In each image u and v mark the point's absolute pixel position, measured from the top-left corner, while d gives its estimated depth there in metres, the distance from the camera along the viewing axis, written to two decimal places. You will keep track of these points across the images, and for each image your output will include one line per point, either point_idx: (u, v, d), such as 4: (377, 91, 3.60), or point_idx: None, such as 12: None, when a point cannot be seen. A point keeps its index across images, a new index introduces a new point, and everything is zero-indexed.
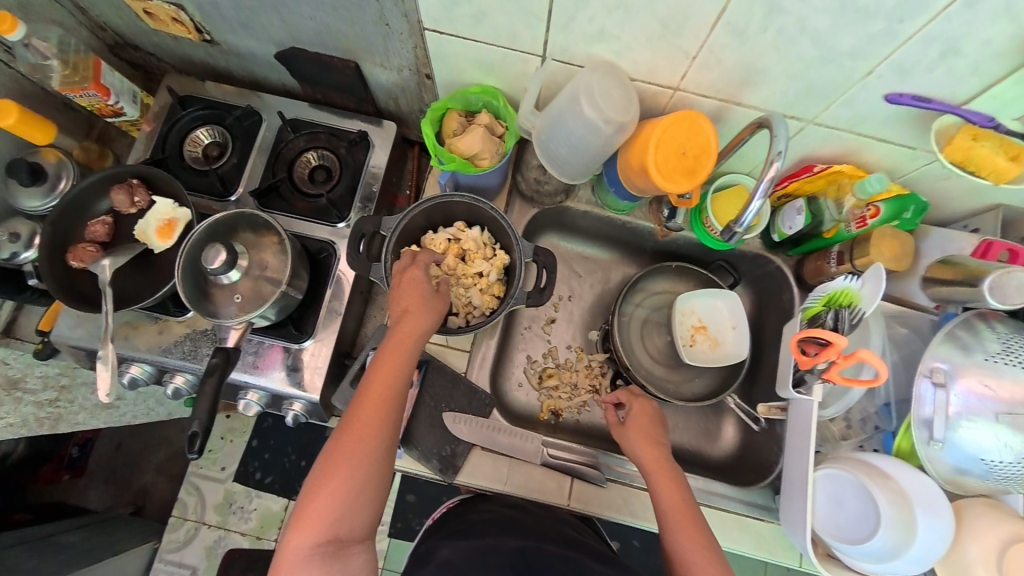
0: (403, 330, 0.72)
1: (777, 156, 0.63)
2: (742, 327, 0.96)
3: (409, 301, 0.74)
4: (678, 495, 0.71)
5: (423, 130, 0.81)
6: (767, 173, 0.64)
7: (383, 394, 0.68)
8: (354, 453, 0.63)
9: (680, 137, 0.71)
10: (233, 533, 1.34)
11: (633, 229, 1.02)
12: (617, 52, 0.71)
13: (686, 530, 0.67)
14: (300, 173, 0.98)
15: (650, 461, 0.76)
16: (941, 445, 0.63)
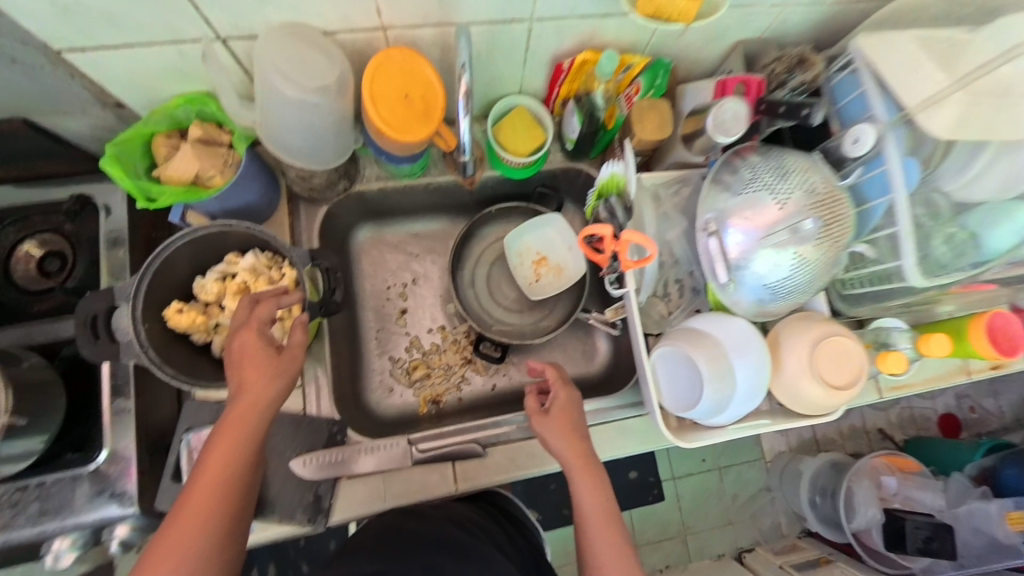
0: (240, 407, 0.59)
1: (463, 69, 0.60)
2: (577, 244, 0.96)
3: (247, 371, 0.60)
4: (597, 489, 0.68)
5: (111, 171, 0.65)
6: (462, 88, 0.61)
7: (225, 475, 0.57)
8: (170, 560, 0.53)
9: (396, 82, 0.63)
10: None
11: (440, 189, 0.95)
12: (287, 9, 0.60)
13: (602, 527, 0.66)
14: (23, 271, 0.79)
15: (572, 455, 0.70)
16: (734, 285, 0.65)
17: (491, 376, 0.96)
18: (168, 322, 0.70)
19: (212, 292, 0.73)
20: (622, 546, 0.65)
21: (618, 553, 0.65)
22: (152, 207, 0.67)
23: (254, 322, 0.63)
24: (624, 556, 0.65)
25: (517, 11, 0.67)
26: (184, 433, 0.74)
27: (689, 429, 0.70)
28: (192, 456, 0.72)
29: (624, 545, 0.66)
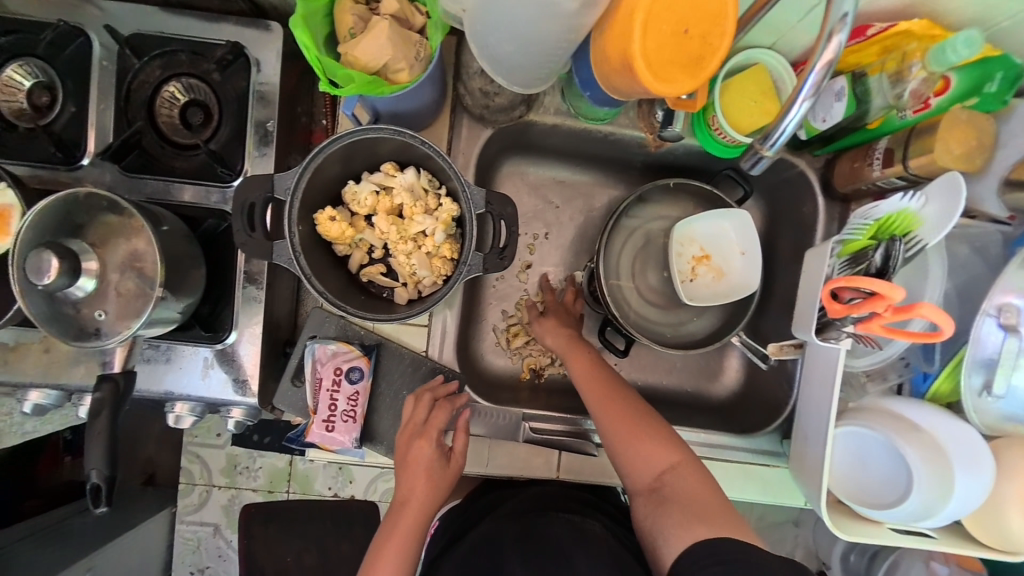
0: (407, 520, 0.65)
1: (841, 24, 0.42)
2: (752, 252, 0.79)
3: (412, 493, 0.67)
4: (593, 368, 0.72)
5: (298, 35, 0.54)
6: (824, 54, 0.43)
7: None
8: None
9: (680, 8, 0.47)
10: (245, 490, 1.35)
11: (617, 141, 0.79)
12: None
13: (605, 398, 0.69)
14: (166, 116, 0.72)
15: (567, 343, 0.76)
16: (997, 396, 0.56)
17: (601, 360, 0.86)
18: (320, 226, 0.65)
19: (365, 204, 0.66)
20: (638, 421, 0.67)
21: (643, 434, 0.66)
22: (334, 93, 0.56)
23: (415, 428, 0.69)
24: (644, 430, 0.66)
25: None
26: (310, 341, 0.71)
27: (848, 518, 0.60)
28: (314, 366, 0.70)
29: (646, 422, 0.67)
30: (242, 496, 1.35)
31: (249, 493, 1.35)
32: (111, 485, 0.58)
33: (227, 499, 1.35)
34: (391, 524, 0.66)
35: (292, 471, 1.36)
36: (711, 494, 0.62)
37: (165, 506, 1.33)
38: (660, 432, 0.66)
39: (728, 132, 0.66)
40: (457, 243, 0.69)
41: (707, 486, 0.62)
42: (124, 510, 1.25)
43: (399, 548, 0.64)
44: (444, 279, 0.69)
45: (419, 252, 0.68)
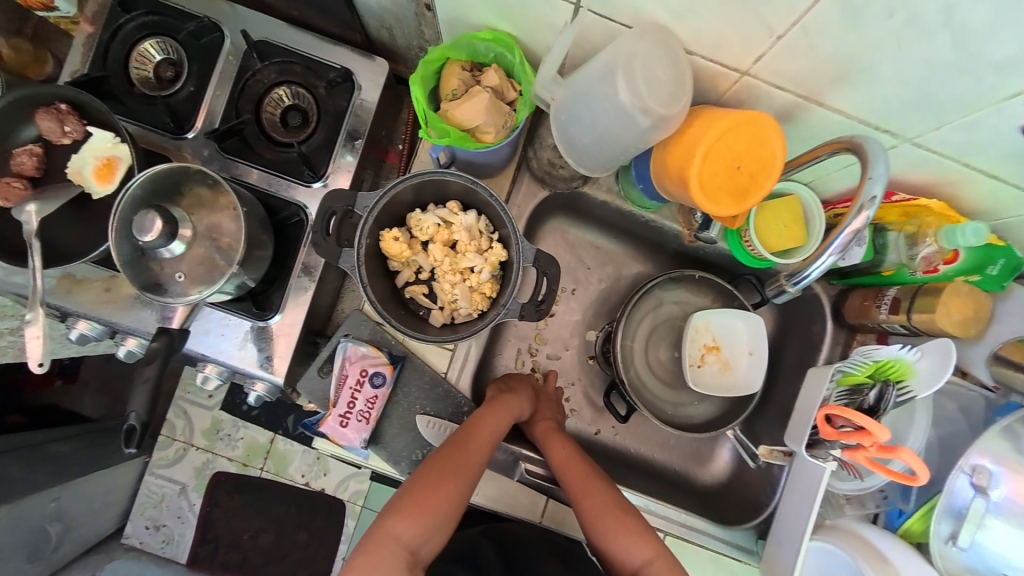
0: (508, 400, 0.77)
1: (869, 203, 0.49)
2: (760, 353, 0.85)
3: (486, 425, 0.73)
4: (570, 456, 0.76)
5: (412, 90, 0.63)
6: (853, 224, 0.51)
7: (449, 483, 0.69)
8: (445, 490, 0.68)
9: (737, 146, 0.54)
10: (221, 457, 1.38)
11: (656, 228, 0.86)
12: (676, 13, 0.51)
13: (583, 487, 0.73)
14: (270, 114, 0.80)
15: (552, 427, 0.80)
16: (961, 548, 0.59)
17: (599, 420, 0.91)
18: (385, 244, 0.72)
19: (426, 232, 0.74)
20: (605, 515, 0.71)
21: (620, 527, 0.71)
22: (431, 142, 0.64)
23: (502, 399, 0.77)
24: (623, 524, 0.71)
25: (904, 125, 0.54)
26: (343, 338, 0.77)
27: None
28: (343, 363, 0.76)
29: (619, 515, 0.71)
30: (216, 462, 1.37)
31: (224, 461, 1.38)
32: None
33: (201, 461, 1.37)
34: (459, 437, 0.72)
35: (271, 448, 1.39)
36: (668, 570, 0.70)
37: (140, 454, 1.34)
38: (633, 520, 0.72)
39: (757, 246, 0.73)
40: (497, 285, 0.76)
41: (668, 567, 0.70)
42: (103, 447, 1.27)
43: (496, 419, 0.74)
44: (478, 314, 0.75)
45: (464, 285, 0.75)
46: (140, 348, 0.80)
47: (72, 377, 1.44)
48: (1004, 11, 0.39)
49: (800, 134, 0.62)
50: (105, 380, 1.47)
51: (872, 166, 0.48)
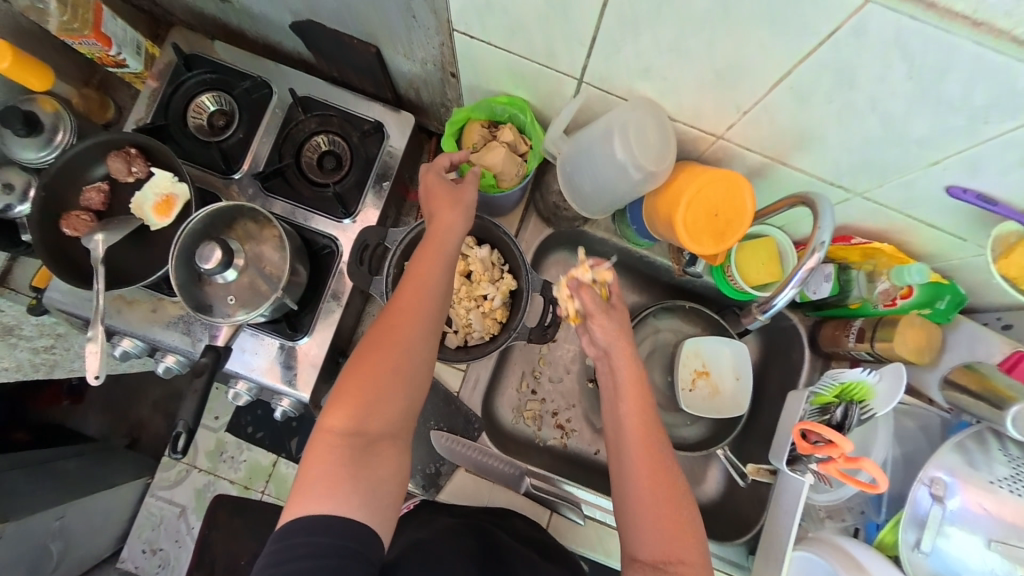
0: (435, 235, 0.70)
1: (820, 246, 0.56)
2: (745, 378, 0.94)
3: (411, 288, 0.68)
4: (659, 474, 0.62)
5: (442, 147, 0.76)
6: (808, 262, 0.58)
7: (373, 381, 0.63)
8: (382, 362, 0.64)
9: (715, 197, 0.64)
10: (222, 480, 1.33)
11: (650, 263, 0.96)
12: (662, 91, 0.62)
13: (653, 505, 0.60)
14: (309, 158, 0.91)
15: (655, 428, 0.65)
16: (925, 553, 0.65)
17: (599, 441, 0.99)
18: (423, 170, 0.74)
19: None
20: (658, 548, 0.59)
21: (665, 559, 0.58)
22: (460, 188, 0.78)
23: (434, 246, 0.70)
24: (675, 516, 0.60)
25: (853, 182, 0.65)
26: None
27: None
28: None
29: (677, 540, 0.59)
30: (217, 483, 1.33)
31: (224, 483, 1.33)
32: (189, 437, 0.70)
33: (202, 483, 1.33)
34: (375, 338, 0.66)
35: (273, 471, 1.35)
36: (696, 558, 0.58)
37: (142, 475, 1.36)
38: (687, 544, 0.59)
39: (738, 280, 0.84)
40: (508, 311, 0.84)
41: (697, 550, 0.59)
42: (107, 467, 1.31)
43: (430, 259, 0.69)
44: (490, 337, 0.84)
45: (477, 310, 0.84)
46: (177, 364, 0.88)
47: (78, 397, 1.51)
48: (916, 105, 0.50)
49: (770, 186, 0.73)
50: (113, 398, 1.52)
51: (822, 217, 0.57)
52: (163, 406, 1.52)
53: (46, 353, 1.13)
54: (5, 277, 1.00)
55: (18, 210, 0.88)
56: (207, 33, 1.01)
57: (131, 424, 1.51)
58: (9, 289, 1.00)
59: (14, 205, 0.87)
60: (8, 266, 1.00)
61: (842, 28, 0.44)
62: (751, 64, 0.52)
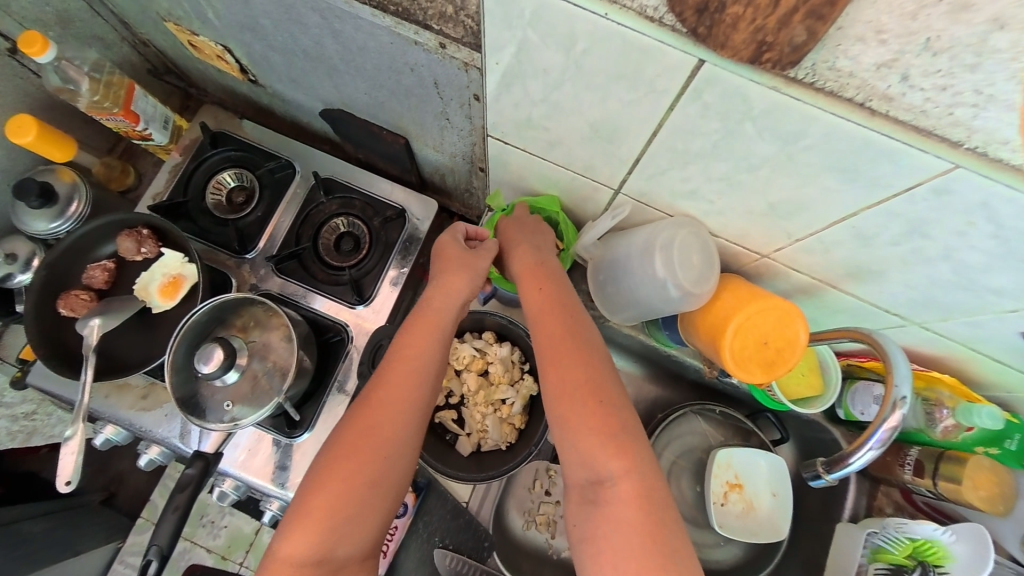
0: (433, 304, 0.64)
1: (901, 401, 0.51)
2: (783, 496, 0.84)
3: (396, 377, 0.59)
4: (582, 420, 0.53)
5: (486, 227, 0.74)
6: (890, 418, 0.52)
7: (341, 498, 0.54)
8: (354, 471, 0.55)
9: (765, 327, 0.61)
10: (199, 547, 1.18)
11: (679, 362, 0.88)
12: (707, 212, 0.60)
13: (581, 457, 0.52)
14: (326, 240, 0.88)
15: (576, 370, 0.55)
16: None
17: None
18: (443, 235, 0.70)
19: (463, 362, 0.77)
20: (593, 511, 0.51)
21: (607, 532, 0.50)
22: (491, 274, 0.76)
23: (428, 323, 0.63)
24: (623, 489, 0.50)
25: (913, 314, 0.60)
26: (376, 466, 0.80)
27: None
28: None
29: (617, 506, 0.50)
30: (192, 552, 1.18)
31: (201, 552, 1.18)
32: (160, 564, 0.61)
33: (178, 549, 1.18)
34: (346, 440, 0.56)
35: (255, 541, 1.19)
36: (651, 523, 0.49)
37: (111, 539, 1.22)
38: (629, 504, 0.50)
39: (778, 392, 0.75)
40: (528, 417, 0.78)
41: (653, 516, 0.49)
42: (76, 529, 1.16)
43: (420, 337, 0.61)
44: (506, 446, 0.76)
45: (495, 416, 0.77)
46: (162, 456, 0.81)
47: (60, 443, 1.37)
48: (998, 258, 0.46)
49: (817, 305, 0.68)
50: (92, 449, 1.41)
51: (897, 367, 0.52)
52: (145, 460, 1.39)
53: (27, 418, 1.06)
54: None
55: (19, 279, 0.84)
56: (238, 109, 1.03)
57: (110, 477, 1.37)
58: None
59: (15, 274, 0.83)
60: None
61: (922, 185, 0.42)
62: (810, 201, 0.50)
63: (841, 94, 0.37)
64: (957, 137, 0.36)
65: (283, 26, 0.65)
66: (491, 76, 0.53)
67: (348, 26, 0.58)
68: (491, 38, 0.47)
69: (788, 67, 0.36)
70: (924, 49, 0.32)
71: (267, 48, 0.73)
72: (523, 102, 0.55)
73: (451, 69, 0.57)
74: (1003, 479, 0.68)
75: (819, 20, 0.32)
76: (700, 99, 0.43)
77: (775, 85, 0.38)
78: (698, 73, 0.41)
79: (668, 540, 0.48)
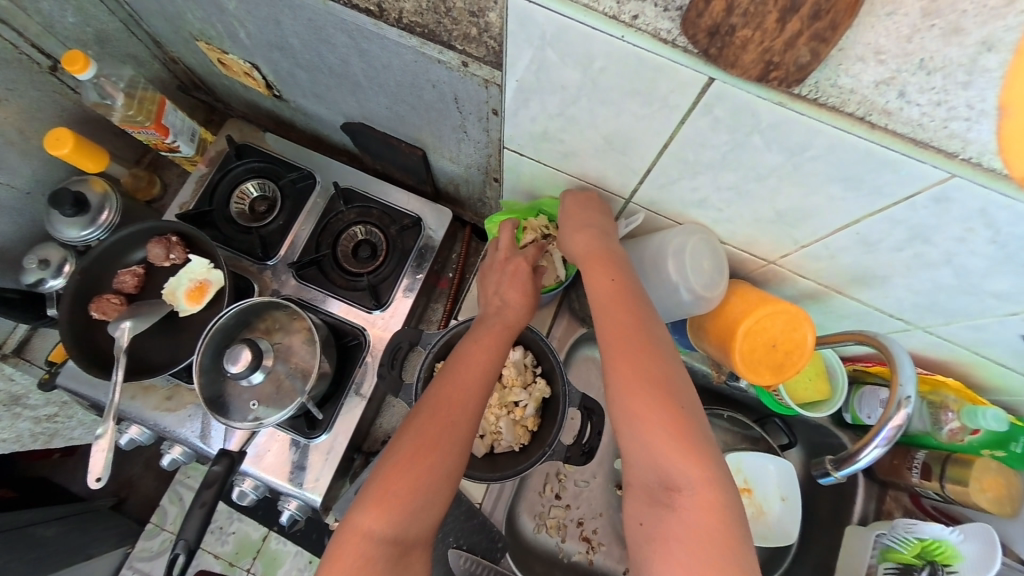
0: (500, 321, 0.70)
1: (905, 401, 0.53)
2: (792, 500, 0.85)
3: (466, 377, 0.63)
4: (654, 421, 0.51)
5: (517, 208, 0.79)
6: (894, 418, 0.54)
7: (420, 482, 0.56)
8: (433, 462, 0.57)
9: (773, 329, 0.63)
10: (208, 553, 1.19)
11: (687, 367, 0.90)
12: (715, 220, 0.63)
13: (651, 458, 0.51)
14: (345, 247, 0.91)
15: (647, 372, 0.53)
16: None
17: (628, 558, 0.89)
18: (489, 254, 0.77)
19: None
20: (663, 511, 0.50)
21: (678, 536, 0.49)
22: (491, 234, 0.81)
23: (498, 331, 0.69)
24: (688, 493, 0.50)
25: (917, 318, 0.62)
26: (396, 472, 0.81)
27: None
28: None
29: (689, 507, 0.49)
30: (201, 559, 1.19)
31: (209, 558, 1.19)
32: (186, 559, 0.63)
33: None
34: (425, 432, 0.59)
35: (263, 547, 1.20)
36: (722, 528, 0.48)
37: (123, 543, 1.22)
38: (704, 512, 0.49)
39: (785, 396, 0.77)
40: (541, 419, 0.80)
41: (723, 520, 0.49)
42: (88, 535, 1.16)
43: (490, 344, 0.67)
44: (520, 447, 0.78)
45: (508, 418, 0.79)
46: (184, 456, 0.83)
47: (72, 449, 1.38)
48: (996, 263, 0.48)
49: (822, 310, 0.70)
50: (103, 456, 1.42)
51: (901, 368, 0.54)
52: (156, 466, 1.41)
53: (48, 422, 1.08)
54: (23, 347, 0.97)
55: (50, 284, 0.87)
56: (260, 122, 1.07)
57: (120, 483, 1.38)
58: (23, 359, 0.96)
59: (47, 279, 0.87)
60: (26, 336, 0.97)
61: (921, 194, 0.44)
62: (815, 209, 0.53)
63: (844, 109, 0.40)
64: (954, 148, 0.39)
65: (311, 45, 0.69)
66: (511, 92, 0.56)
67: (374, 45, 0.62)
68: (512, 57, 0.51)
69: (792, 85, 0.38)
70: (919, 68, 0.35)
71: (294, 66, 0.77)
72: (540, 116, 0.58)
73: (471, 85, 0.61)
74: (1013, 483, 0.69)
75: (822, 42, 0.34)
76: (710, 113, 0.46)
77: (780, 100, 0.41)
78: (709, 89, 0.44)
79: (738, 548, 0.48)
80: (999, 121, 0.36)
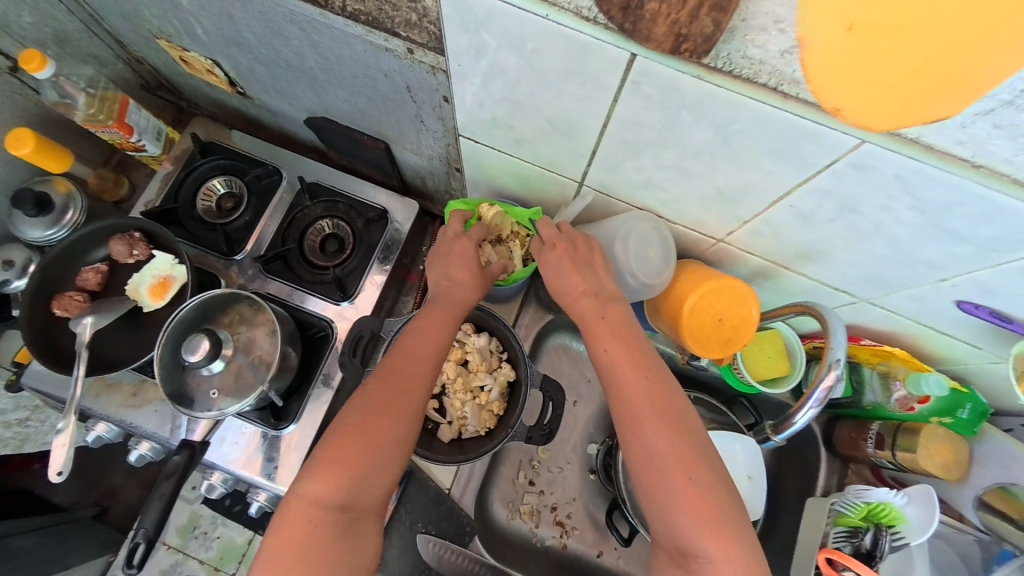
0: (446, 298, 0.71)
1: (835, 364, 0.55)
2: (758, 478, 0.86)
3: (415, 352, 0.64)
4: (682, 499, 0.52)
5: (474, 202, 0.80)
6: (826, 381, 0.55)
7: (370, 450, 0.56)
8: (381, 429, 0.58)
9: (720, 305, 0.65)
10: (192, 560, 1.17)
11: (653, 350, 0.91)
12: (663, 201, 0.64)
13: (677, 534, 0.52)
14: (312, 241, 0.92)
15: (663, 453, 0.53)
16: None
17: (603, 542, 0.89)
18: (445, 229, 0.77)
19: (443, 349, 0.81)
20: None
21: None
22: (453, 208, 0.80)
23: (446, 307, 0.70)
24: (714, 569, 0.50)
25: (861, 290, 0.64)
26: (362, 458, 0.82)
27: None
28: None
29: None
30: (184, 565, 1.17)
31: (193, 563, 1.17)
32: (146, 548, 0.63)
33: (169, 563, 1.17)
34: (375, 402, 0.59)
35: (247, 551, 1.19)
36: None
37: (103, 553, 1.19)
38: None
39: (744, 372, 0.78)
40: (506, 404, 0.81)
41: None
42: (66, 544, 1.15)
43: (438, 320, 0.68)
44: (485, 433, 0.79)
45: (473, 403, 0.80)
46: (152, 452, 0.83)
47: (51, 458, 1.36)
48: (920, 230, 0.50)
49: (775, 288, 0.72)
50: (84, 464, 1.40)
51: (834, 335, 0.56)
52: (138, 474, 1.40)
53: (21, 426, 1.08)
54: None
55: (14, 285, 0.87)
56: (228, 121, 1.08)
57: (102, 491, 1.37)
58: None
59: (11, 280, 0.86)
60: None
61: (841, 162, 0.46)
62: (750, 185, 0.54)
63: (757, 80, 0.42)
64: None
65: (266, 39, 0.70)
66: (455, 77, 0.58)
67: (325, 36, 0.63)
68: (451, 42, 0.52)
69: (703, 56, 0.40)
70: None
71: (252, 61, 0.78)
72: (487, 102, 0.60)
73: (420, 74, 0.62)
74: (960, 447, 0.71)
75: (722, 12, 0.36)
76: (640, 90, 0.48)
77: (699, 74, 0.43)
78: (633, 66, 0.45)
79: None
80: (823, 51, 0.37)
